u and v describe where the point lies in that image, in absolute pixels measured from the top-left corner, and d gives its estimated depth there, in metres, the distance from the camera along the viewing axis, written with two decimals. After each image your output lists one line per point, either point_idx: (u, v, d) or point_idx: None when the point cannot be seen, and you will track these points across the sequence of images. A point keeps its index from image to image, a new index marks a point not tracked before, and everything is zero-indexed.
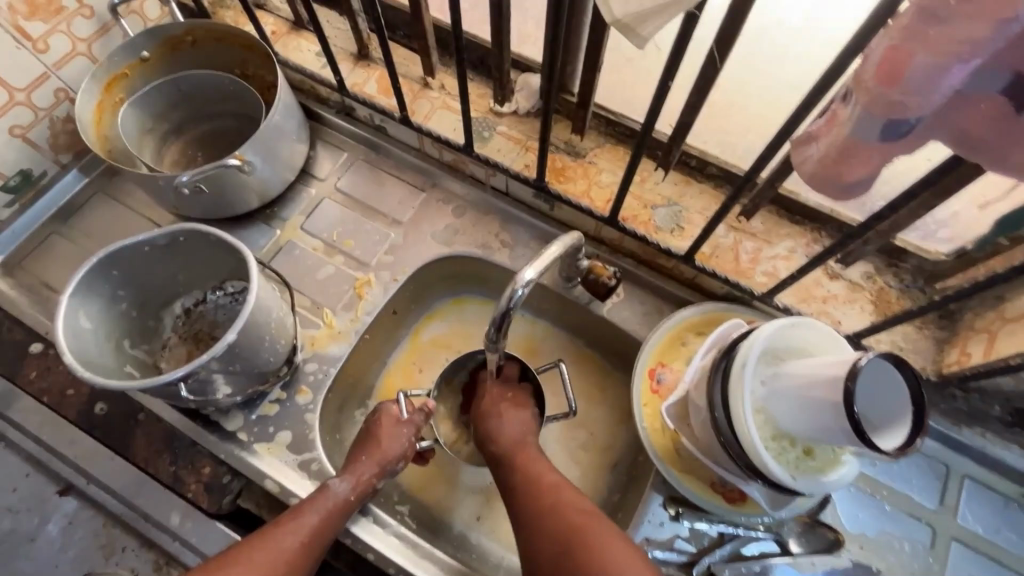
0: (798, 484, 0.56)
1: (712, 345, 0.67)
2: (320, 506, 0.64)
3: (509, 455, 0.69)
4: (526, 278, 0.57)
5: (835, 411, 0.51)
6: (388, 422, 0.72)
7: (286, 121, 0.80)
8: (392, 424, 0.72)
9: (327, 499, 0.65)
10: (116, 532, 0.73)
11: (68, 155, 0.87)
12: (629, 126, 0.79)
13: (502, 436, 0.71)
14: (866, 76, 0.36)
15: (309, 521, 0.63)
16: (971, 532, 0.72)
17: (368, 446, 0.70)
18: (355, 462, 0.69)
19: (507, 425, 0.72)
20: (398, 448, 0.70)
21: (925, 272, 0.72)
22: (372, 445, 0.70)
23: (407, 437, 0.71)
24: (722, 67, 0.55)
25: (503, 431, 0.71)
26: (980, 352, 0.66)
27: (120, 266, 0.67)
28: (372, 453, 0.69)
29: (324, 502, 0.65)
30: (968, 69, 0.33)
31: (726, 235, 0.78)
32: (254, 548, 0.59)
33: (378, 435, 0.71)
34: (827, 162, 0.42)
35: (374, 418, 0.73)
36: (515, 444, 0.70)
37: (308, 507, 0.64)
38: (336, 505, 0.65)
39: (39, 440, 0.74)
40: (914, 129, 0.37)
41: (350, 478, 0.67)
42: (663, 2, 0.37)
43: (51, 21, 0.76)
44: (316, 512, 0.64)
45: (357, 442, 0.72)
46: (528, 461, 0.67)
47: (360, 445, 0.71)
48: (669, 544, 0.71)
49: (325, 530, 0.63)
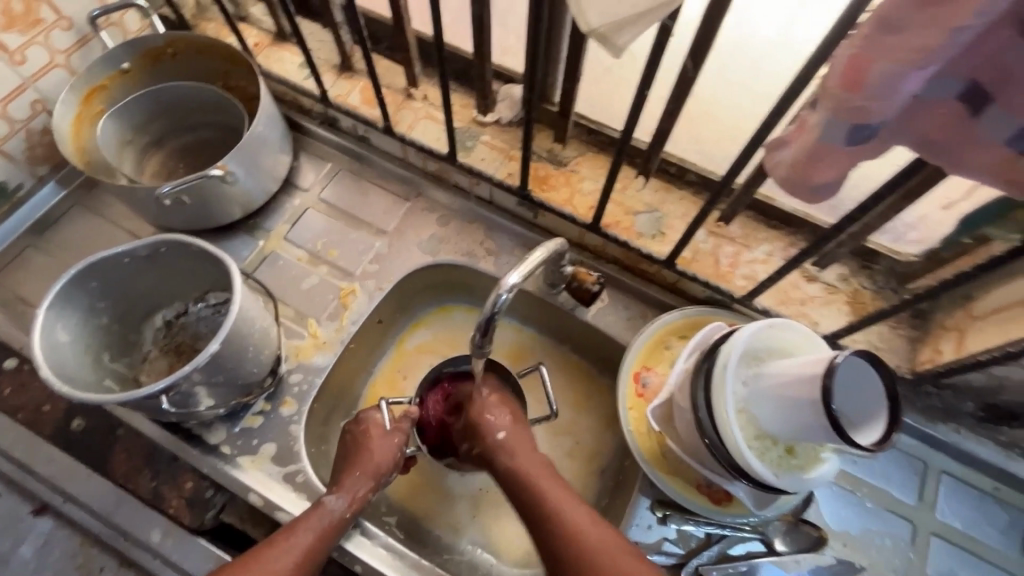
0: (780, 481, 0.58)
1: (694, 347, 0.68)
2: (312, 525, 0.64)
3: (521, 486, 0.66)
4: (510, 283, 0.57)
5: (813, 408, 0.53)
6: (376, 434, 0.71)
7: (269, 131, 0.80)
8: (380, 435, 0.71)
9: (320, 516, 0.64)
10: (94, 551, 0.71)
11: (45, 167, 0.85)
12: (609, 135, 0.80)
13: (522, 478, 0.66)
14: (831, 82, 0.38)
15: (303, 542, 0.62)
16: (950, 527, 0.74)
17: (360, 460, 0.69)
18: (347, 478, 0.68)
19: (513, 446, 0.69)
20: (388, 459, 0.70)
21: (897, 274, 0.74)
22: (364, 460, 0.69)
23: (395, 445, 0.71)
24: (696, 80, 0.57)
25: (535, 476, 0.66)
26: (951, 349, 0.68)
27: (100, 278, 0.66)
28: (364, 468, 0.68)
29: (318, 520, 0.64)
30: (925, 75, 0.34)
31: (706, 240, 0.80)
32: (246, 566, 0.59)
33: (368, 446, 0.70)
34: (797, 165, 0.44)
35: (361, 428, 0.72)
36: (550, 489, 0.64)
37: (300, 526, 0.63)
38: (329, 525, 0.64)
39: (11, 458, 0.71)
40: (878, 132, 0.39)
41: (345, 495, 0.67)
42: (641, 11, 0.38)
43: (29, 33, 0.75)
44: (307, 531, 0.63)
45: (345, 456, 0.71)
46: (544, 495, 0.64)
47: (346, 456, 0.71)
48: (657, 547, 0.72)
49: (316, 551, 0.62)
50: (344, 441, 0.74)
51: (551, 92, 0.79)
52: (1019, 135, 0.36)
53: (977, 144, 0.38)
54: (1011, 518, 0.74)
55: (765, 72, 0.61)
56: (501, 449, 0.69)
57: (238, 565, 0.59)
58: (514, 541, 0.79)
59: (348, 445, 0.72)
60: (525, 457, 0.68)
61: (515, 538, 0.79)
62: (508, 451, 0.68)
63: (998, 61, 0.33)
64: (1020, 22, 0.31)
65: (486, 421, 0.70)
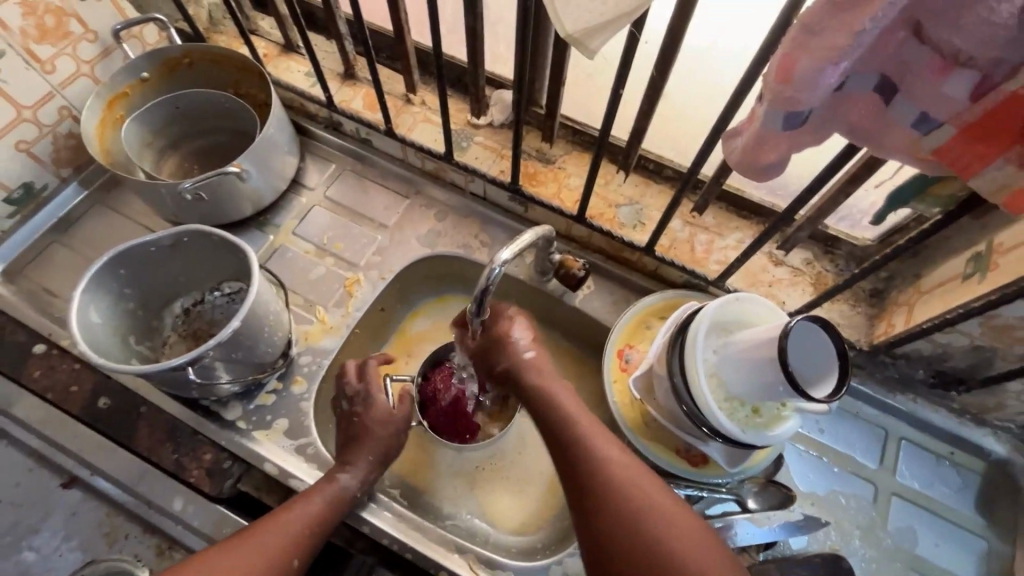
0: (747, 436, 0.64)
1: (671, 324, 0.75)
2: (324, 496, 0.69)
3: (560, 423, 0.67)
4: (502, 258, 0.64)
5: (773, 367, 0.60)
6: (383, 417, 0.76)
7: (279, 133, 0.87)
8: (386, 419, 0.77)
9: (334, 490, 0.70)
10: (119, 520, 0.76)
11: (69, 169, 0.91)
12: (592, 134, 0.88)
13: (555, 406, 0.68)
14: (769, 78, 0.45)
15: (315, 510, 0.67)
16: (909, 487, 0.81)
17: (370, 442, 0.75)
18: (360, 458, 0.73)
19: (541, 368, 0.73)
20: (394, 438, 0.76)
21: (856, 257, 0.81)
22: (371, 440, 0.75)
23: (399, 426, 0.77)
24: (665, 81, 0.65)
25: (610, 460, 0.63)
26: (902, 321, 0.75)
27: (127, 265, 0.73)
28: (375, 450, 0.74)
29: (332, 492, 0.70)
30: (840, 70, 0.41)
31: (682, 229, 0.87)
32: (264, 529, 0.64)
33: (375, 432, 0.75)
34: (746, 151, 0.51)
35: (365, 410, 0.76)
36: (626, 482, 0.61)
37: (315, 495, 0.69)
38: (340, 497, 0.70)
39: (43, 435, 0.77)
40: (808, 118, 0.47)
41: (358, 474, 0.72)
42: (609, 18, 0.43)
43: (59, 45, 0.82)
44: (320, 501, 0.68)
45: (354, 436, 0.76)
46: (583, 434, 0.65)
47: (353, 437, 0.76)
48: None
49: (328, 518, 0.68)
50: (349, 421, 0.77)
51: (538, 96, 0.87)
52: (920, 119, 0.44)
53: (892, 129, 0.46)
54: (965, 478, 0.81)
55: (726, 75, 0.69)
56: (533, 373, 0.72)
57: (257, 526, 0.64)
58: (507, 512, 0.85)
59: (356, 428, 0.76)
60: (555, 382, 0.71)
61: (508, 510, 0.85)
62: (537, 370, 0.72)
63: (898, 58, 0.41)
64: (910, 26, 0.39)
65: (516, 339, 0.74)
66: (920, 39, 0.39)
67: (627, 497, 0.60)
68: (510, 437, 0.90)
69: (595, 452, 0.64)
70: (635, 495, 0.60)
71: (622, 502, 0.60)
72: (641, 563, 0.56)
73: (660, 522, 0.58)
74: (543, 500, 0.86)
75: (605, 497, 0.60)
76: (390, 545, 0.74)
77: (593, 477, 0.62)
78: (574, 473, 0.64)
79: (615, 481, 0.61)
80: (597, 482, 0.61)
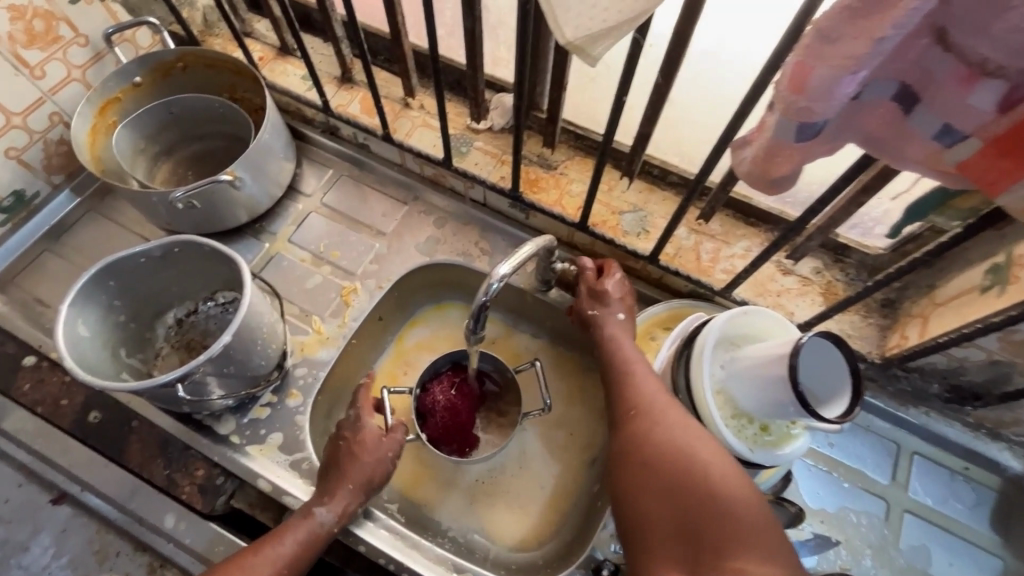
0: (754, 455, 0.62)
1: (677, 336, 0.73)
2: (298, 536, 0.65)
3: (613, 364, 0.71)
4: (501, 272, 0.62)
5: (782, 385, 0.57)
6: (372, 439, 0.71)
7: (274, 139, 0.85)
8: (376, 442, 0.71)
9: (308, 529, 0.66)
10: (110, 537, 0.75)
11: (61, 175, 0.90)
12: (594, 139, 0.86)
13: (619, 352, 0.71)
14: (781, 87, 0.42)
15: (287, 551, 0.64)
16: (922, 504, 0.78)
17: (352, 473, 0.69)
18: (339, 492, 0.68)
19: (624, 329, 0.74)
20: (380, 471, 0.70)
21: (867, 266, 0.79)
22: (357, 471, 0.69)
23: (387, 455, 0.71)
24: (670, 86, 0.62)
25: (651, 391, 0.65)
26: (916, 334, 0.73)
27: (117, 277, 0.71)
28: (357, 481, 0.69)
29: (305, 531, 0.66)
30: (858, 79, 0.39)
31: (687, 237, 0.84)
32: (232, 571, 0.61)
33: (359, 459, 0.70)
34: (757, 162, 0.49)
35: (355, 437, 0.71)
36: (666, 410, 0.63)
37: (286, 536, 0.65)
38: (315, 537, 0.66)
39: (33, 450, 0.76)
40: (823, 129, 0.44)
41: (334, 510, 0.68)
42: (611, 25, 0.40)
43: (48, 49, 0.80)
44: (292, 542, 0.65)
45: (332, 460, 0.71)
46: (632, 369, 0.69)
47: (335, 464, 0.70)
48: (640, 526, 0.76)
49: (300, 561, 0.65)
50: (334, 443, 0.72)
51: (539, 100, 0.84)
52: (942, 131, 0.41)
53: (911, 141, 0.44)
54: (980, 495, 0.79)
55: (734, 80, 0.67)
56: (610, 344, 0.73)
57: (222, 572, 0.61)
58: (507, 527, 0.83)
59: (340, 452, 0.71)
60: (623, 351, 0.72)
61: (510, 526, 0.83)
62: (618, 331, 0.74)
63: (920, 66, 0.38)
64: (933, 32, 0.36)
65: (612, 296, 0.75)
66: (944, 46, 0.37)
67: (665, 426, 0.61)
68: (511, 450, 0.87)
69: (643, 381, 0.67)
70: (669, 415, 0.62)
71: (654, 419, 0.62)
72: (668, 478, 0.57)
73: (686, 437, 0.59)
74: (543, 515, 0.84)
75: (642, 414, 0.63)
76: (387, 564, 0.73)
77: (635, 407, 0.65)
78: (619, 395, 0.68)
79: (654, 403, 0.64)
80: (636, 410, 0.64)
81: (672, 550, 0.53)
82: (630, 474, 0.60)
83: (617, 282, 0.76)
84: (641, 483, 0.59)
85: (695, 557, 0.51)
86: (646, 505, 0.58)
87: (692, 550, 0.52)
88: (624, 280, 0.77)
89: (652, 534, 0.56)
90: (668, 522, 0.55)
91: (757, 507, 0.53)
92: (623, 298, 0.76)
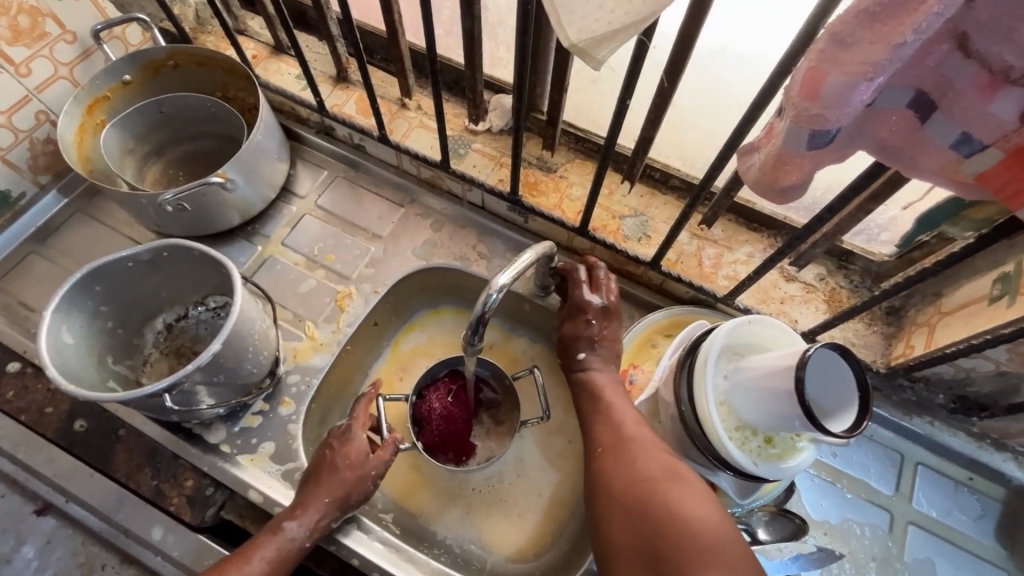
0: (759, 469, 0.61)
1: (679, 344, 0.72)
2: (267, 553, 0.63)
3: (587, 397, 0.70)
4: (500, 282, 0.60)
5: (789, 398, 0.56)
6: (356, 455, 0.68)
7: (268, 140, 0.83)
8: (360, 459, 0.68)
9: (278, 544, 0.64)
10: (95, 549, 0.73)
11: (47, 176, 0.87)
12: (595, 142, 0.84)
13: (603, 377, 0.71)
14: (792, 93, 0.41)
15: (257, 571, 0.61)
16: (927, 516, 0.77)
17: (330, 486, 0.66)
18: (313, 506, 0.65)
19: (605, 358, 0.73)
20: (359, 492, 0.68)
21: (872, 272, 0.77)
22: (334, 483, 0.66)
23: (371, 475, 0.69)
24: (675, 88, 0.61)
25: (627, 423, 0.65)
26: (922, 343, 0.71)
27: (103, 282, 0.68)
28: (333, 496, 0.66)
29: (276, 547, 0.63)
30: (874, 86, 0.37)
31: (689, 242, 0.83)
32: None
33: (340, 475, 0.67)
34: (766, 169, 0.47)
35: (341, 447, 0.69)
36: (638, 442, 0.62)
37: (255, 554, 0.62)
38: (286, 553, 0.64)
39: (15, 459, 0.74)
40: (836, 136, 0.42)
41: (307, 523, 0.65)
42: (616, 27, 0.39)
43: (34, 46, 0.78)
44: (261, 561, 0.62)
45: (314, 471, 0.68)
46: (604, 402, 0.68)
47: (315, 475, 0.67)
48: None
49: None
50: (321, 453, 0.69)
51: (539, 102, 0.83)
52: (960, 140, 0.40)
53: (926, 150, 0.42)
54: (984, 506, 0.77)
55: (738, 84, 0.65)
56: (595, 364, 0.72)
57: None
58: (504, 537, 0.82)
59: (324, 462, 0.68)
60: (613, 364, 0.71)
61: (506, 536, 0.82)
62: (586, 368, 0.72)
63: (938, 73, 0.37)
64: (954, 37, 0.35)
65: (573, 342, 0.73)
66: (965, 52, 0.35)
67: (637, 457, 0.60)
68: (508, 458, 0.86)
69: (611, 415, 0.66)
70: (635, 448, 0.61)
71: (622, 452, 0.61)
72: (636, 509, 0.55)
73: (652, 467, 0.58)
74: (541, 525, 0.82)
75: (613, 445, 0.63)
76: None
77: (610, 437, 0.64)
78: (590, 432, 0.67)
79: (623, 436, 0.63)
80: (611, 441, 0.64)
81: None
82: (601, 512, 0.59)
83: (599, 301, 0.73)
84: (612, 515, 0.57)
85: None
86: (617, 539, 0.55)
87: None
88: (581, 307, 0.73)
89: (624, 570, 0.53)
90: (637, 554, 0.53)
91: (723, 526, 0.50)
92: (598, 318, 0.73)
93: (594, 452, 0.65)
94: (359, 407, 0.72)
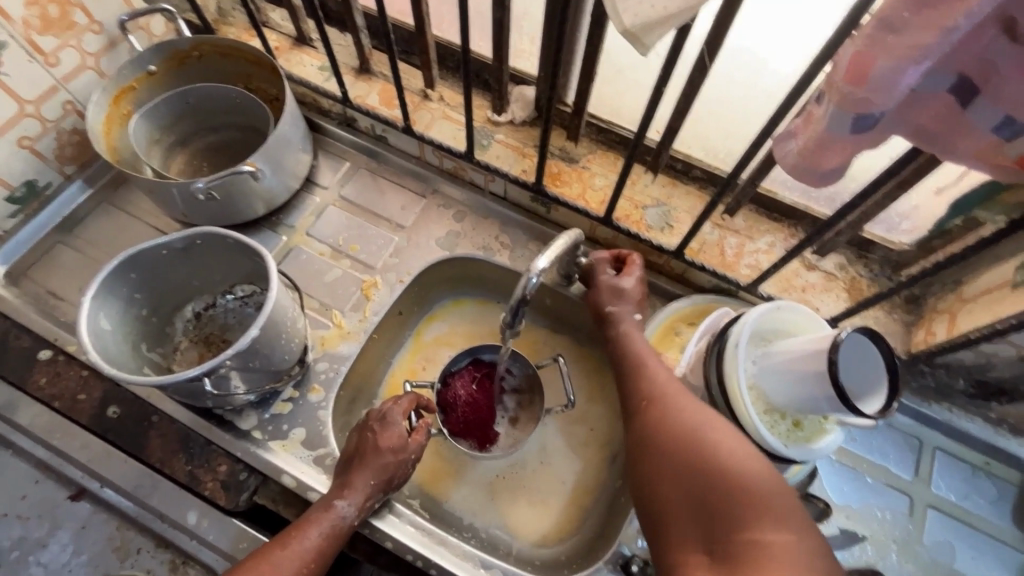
0: (789, 451, 0.62)
1: (705, 331, 0.73)
2: (321, 528, 0.64)
3: (625, 360, 0.71)
4: (540, 266, 0.61)
5: (819, 379, 0.57)
6: (392, 438, 0.69)
7: (293, 131, 0.83)
8: (397, 441, 0.69)
9: (330, 521, 0.65)
10: (130, 534, 0.75)
11: (73, 166, 0.88)
12: (618, 133, 0.85)
13: (631, 350, 0.72)
14: (836, 78, 0.42)
15: (311, 546, 0.63)
16: (945, 499, 0.78)
17: (375, 467, 0.67)
18: (360, 486, 0.67)
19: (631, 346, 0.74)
20: (400, 471, 0.70)
21: (891, 261, 0.79)
22: (377, 464, 0.68)
23: (410, 459, 0.71)
24: (707, 77, 0.61)
25: (665, 384, 0.66)
26: (943, 330, 0.73)
27: (138, 269, 0.69)
28: (378, 476, 0.67)
29: (328, 522, 0.65)
30: (921, 70, 0.38)
31: (712, 232, 0.84)
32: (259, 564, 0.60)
33: (380, 457, 0.68)
34: (805, 154, 0.48)
35: (375, 428, 0.70)
36: (682, 399, 0.63)
37: (309, 526, 0.64)
38: (335, 530, 0.65)
39: (49, 445, 0.75)
40: (878, 121, 0.44)
41: (355, 502, 0.66)
42: (669, 14, 0.40)
43: (63, 36, 0.78)
44: (315, 536, 0.63)
45: (354, 453, 0.69)
46: (642, 365, 0.69)
47: (358, 457, 0.68)
48: (633, 539, 0.75)
49: (323, 553, 0.63)
50: (357, 435, 0.70)
51: (564, 94, 0.83)
52: (1002, 124, 0.41)
53: (965, 136, 0.43)
54: (1001, 490, 0.79)
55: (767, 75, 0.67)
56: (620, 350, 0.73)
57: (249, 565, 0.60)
58: (530, 523, 0.83)
59: (362, 444, 0.69)
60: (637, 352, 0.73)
61: (532, 521, 0.83)
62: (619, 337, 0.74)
63: (983, 57, 0.38)
64: (1001, 23, 0.36)
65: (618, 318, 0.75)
66: (1012, 37, 0.36)
67: (681, 416, 0.60)
68: (532, 445, 0.87)
69: (651, 377, 0.67)
70: (682, 406, 0.61)
71: (665, 411, 0.62)
72: (685, 466, 0.56)
73: (695, 424, 0.58)
74: (565, 511, 0.84)
75: (656, 403, 0.64)
76: (414, 561, 0.72)
77: (651, 396, 0.65)
78: (629, 392, 0.68)
79: (665, 396, 0.64)
80: (653, 399, 0.64)
81: (692, 535, 0.52)
82: (647, 466, 0.59)
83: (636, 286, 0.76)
84: (658, 473, 0.58)
85: (711, 537, 0.51)
86: (666, 495, 0.56)
87: (715, 535, 0.50)
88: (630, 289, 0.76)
89: (671, 518, 0.55)
90: (686, 508, 0.54)
91: (773, 480, 0.52)
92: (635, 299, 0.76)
93: (637, 410, 0.65)
94: (402, 399, 0.73)
